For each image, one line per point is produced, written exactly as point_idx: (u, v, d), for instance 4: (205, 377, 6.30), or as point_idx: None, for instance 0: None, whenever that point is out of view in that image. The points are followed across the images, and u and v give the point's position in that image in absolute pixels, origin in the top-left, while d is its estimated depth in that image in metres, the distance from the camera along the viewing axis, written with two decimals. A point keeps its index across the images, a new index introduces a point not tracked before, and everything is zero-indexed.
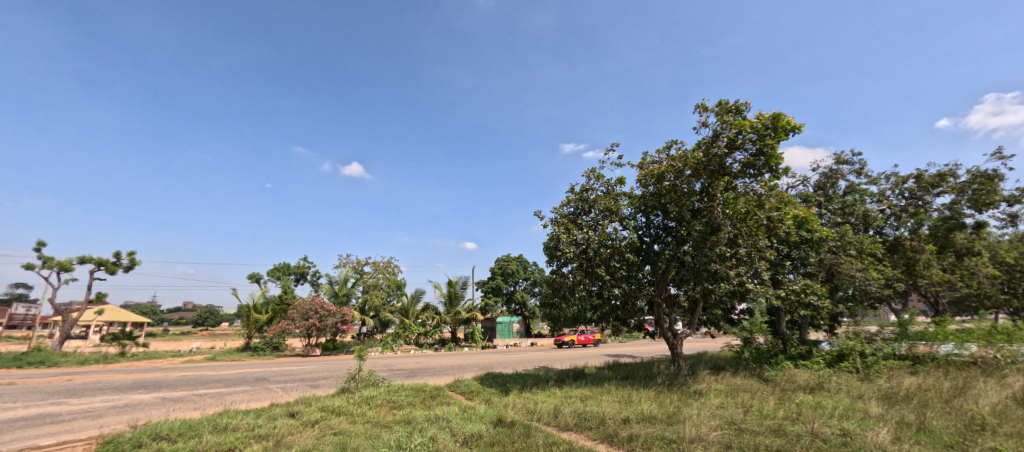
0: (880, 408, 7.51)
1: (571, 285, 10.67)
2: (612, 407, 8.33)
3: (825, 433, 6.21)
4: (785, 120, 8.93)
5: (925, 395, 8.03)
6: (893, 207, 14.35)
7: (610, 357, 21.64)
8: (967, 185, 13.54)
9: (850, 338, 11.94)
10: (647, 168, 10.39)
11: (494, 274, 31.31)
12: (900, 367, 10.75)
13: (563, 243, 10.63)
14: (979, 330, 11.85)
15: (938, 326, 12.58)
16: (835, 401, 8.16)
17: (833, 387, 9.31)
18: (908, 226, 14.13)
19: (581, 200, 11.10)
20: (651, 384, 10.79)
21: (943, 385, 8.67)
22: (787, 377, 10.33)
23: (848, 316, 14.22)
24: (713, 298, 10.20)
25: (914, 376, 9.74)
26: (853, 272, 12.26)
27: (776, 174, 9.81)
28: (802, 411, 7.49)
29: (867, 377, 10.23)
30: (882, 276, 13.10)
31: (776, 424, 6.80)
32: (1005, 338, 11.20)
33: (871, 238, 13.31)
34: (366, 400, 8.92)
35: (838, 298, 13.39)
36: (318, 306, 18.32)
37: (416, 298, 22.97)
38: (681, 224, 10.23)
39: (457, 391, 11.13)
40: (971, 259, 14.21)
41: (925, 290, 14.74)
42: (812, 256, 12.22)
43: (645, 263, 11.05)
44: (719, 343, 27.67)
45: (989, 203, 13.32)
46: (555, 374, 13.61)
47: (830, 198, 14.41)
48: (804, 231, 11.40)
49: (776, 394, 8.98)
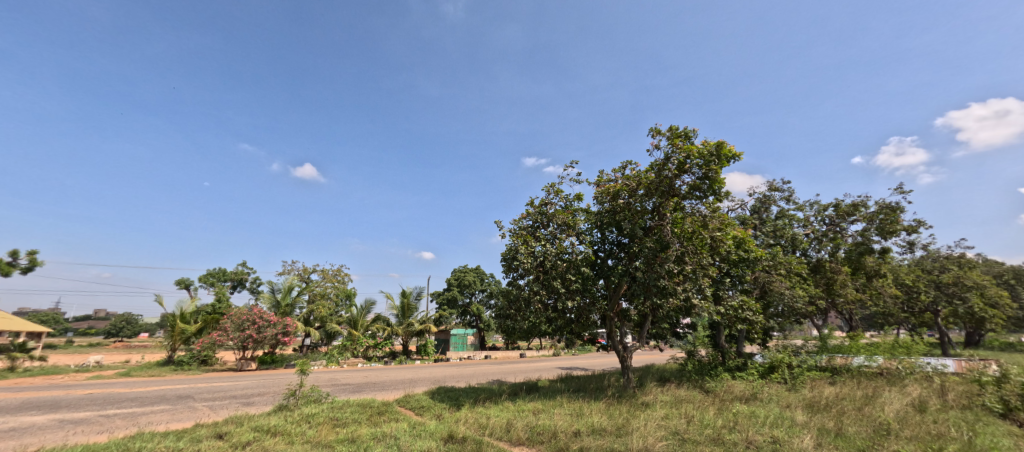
0: (804, 416, 7.90)
1: (527, 297, 10.63)
2: (563, 419, 8.32)
3: (758, 441, 6.57)
4: (728, 148, 9.44)
5: (842, 404, 8.54)
6: (815, 231, 15.47)
7: (563, 370, 21.72)
8: (874, 215, 14.88)
9: (780, 351, 12.59)
10: (603, 186, 10.61)
11: (449, 286, 30.59)
12: (821, 378, 11.53)
13: (521, 255, 10.53)
14: (892, 345, 12.91)
15: (851, 340, 13.70)
16: (766, 410, 8.52)
17: (765, 397, 9.72)
18: (828, 249, 15.24)
19: (540, 214, 11.06)
20: (602, 397, 10.77)
21: (857, 394, 9.28)
22: (725, 388, 10.71)
23: (778, 330, 15.05)
24: (661, 313, 10.51)
25: (832, 386, 10.46)
26: (783, 290, 13.09)
27: (720, 197, 10.26)
28: (738, 420, 7.76)
29: (793, 387, 10.85)
30: (807, 294, 14.02)
31: (715, 433, 7.02)
32: (905, 351, 12.52)
33: (799, 260, 14.26)
34: (307, 418, 8.26)
35: (770, 313, 14.14)
36: (256, 316, 16.89)
37: (366, 309, 21.89)
38: (633, 240, 10.46)
39: (407, 407, 10.60)
40: (879, 281, 15.66)
41: (842, 307, 16.12)
42: (748, 274, 13.00)
43: (599, 277, 11.14)
44: (665, 356, 28.80)
45: (893, 231, 14.67)
46: (508, 388, 13.36)
47: (764, 221, 15.35)
48: (742, 250, 11.98)
49: (715, 404, 9.26)
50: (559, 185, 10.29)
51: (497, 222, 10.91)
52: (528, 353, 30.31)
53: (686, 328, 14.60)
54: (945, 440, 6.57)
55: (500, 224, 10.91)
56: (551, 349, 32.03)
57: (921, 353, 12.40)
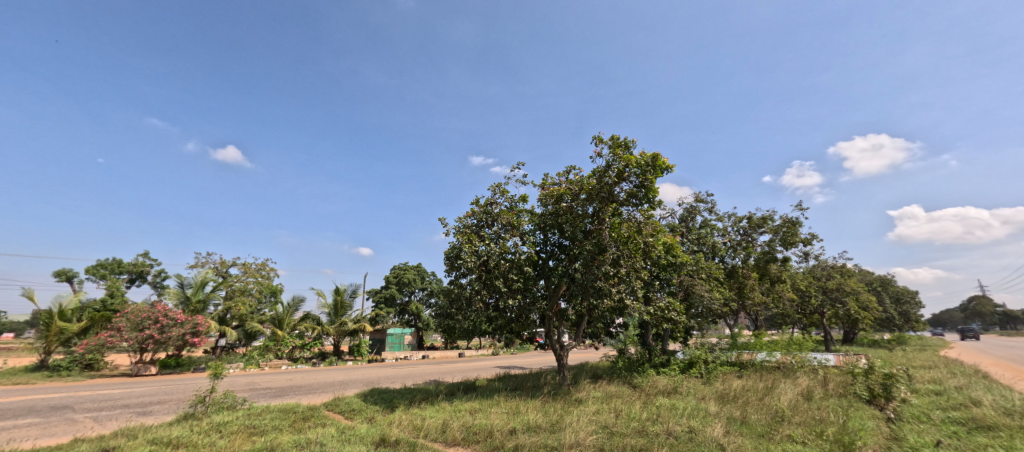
0: (716, 406, 8.58)
1: (469, 297, 10.39)
2: (499, 417, 8.25)
3: (676, 431, 7.23)
4: (663, 161, 9.88)
5: (746, 395, 9.33)
6: (732, 240, 16.64)
7: (501, 369, 21.67)
8: (779, 228, 16.40)
9: (698, 348, 13.66)
10: (548, 189, 10.66)
11: (388, 283, 29.36)
12: (730, 372, 12.52)
13: (465, 253, 10.25)
14: (786, 343, 14.44)
15: (756, 338, 15.06)
16: (685, 402, 9.11)
17: (684, 390, 10.33)
18: (740, 257, 16.56)
19: (485, 213, 10.85)
20: (538, 395, 10.80)
21: (759, 385, 10.16)
22: (651, 383, 11.24)
23: (697, 329, 16.06)
24: (597, 313, 10.76)
25: (739, 379, 11.40)
26: (703, 292, 13.99)
27: (654, 205, 10.71)
28: (660, 412, 8.30)
29: (707, 381, 11.67)
30: (722, 296, 15.11)
31: (640, 425, 7.56)
32: (798, 347, 14.08)
33: (717, 264, 15.32)
34: (217, 427, 7.37)
35: (692, 314, 14.99)
36: (159, 314, 15.03)
37: (294, 307, 20.43)
38: (574, 243, 10.61)
39: (335, 411, 9.88)
40: (780, 285, 17.44)
41: (751, 308, 17.72)
42: (674, 277, 13.78)
43: (540, 277, 11.17)
44: (598, 354, 29.88)
45: (792, 242, 16.27)
46: (445, 388, 13.01)
47: (689, 229, 16.30)
48: (671, 255, 12.63)
49: (641, 398, 9.68)
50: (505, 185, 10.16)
51: (442, 219, 10.56)
52: (467, 352, 29.96)
53: (618, 327, 15.12)
54: (826, 424, 7.38)
55: (444, 221, 10.56)
56: (490, 348, 31.91)
57: (809, 350, 13.98)
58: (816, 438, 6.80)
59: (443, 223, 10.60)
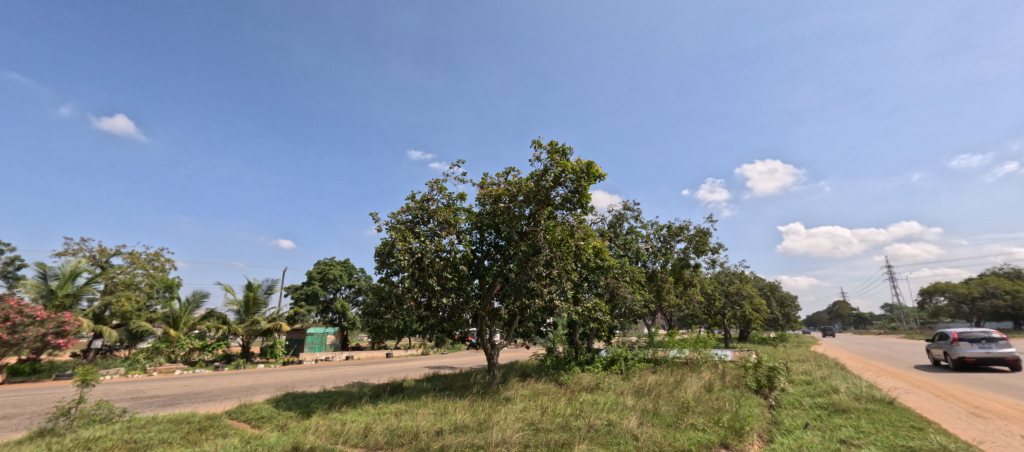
0: (633, 400, 8.99)
1: (399, 295, 9.83)
2: (426, 418, 7.90)
3: (596, 424, 7.38)
4: (597, 169, 10.10)
5: (658, 388, 9.86)
6: (653, 246, 17.48)
7: (430, 369, 21.07)
8: (693, 237, 17.65)
9: (619, 346, 14.37)
10: (486, 188, 10.41)
11: (310, 279, 27.33)
12: (646, 368, 13.23)
13: (397, 250, 9.65)
14: (692, 341, 15.58)
15: (670, 336, 16.12)
16: (605, 397, 9.43)
17: (605, 386, 10.68)
18: (660, 261, 17.54)
19: (421, 209, 10.34)
20: (467, 394, 10.52)
21: (669, 379, 10.82)
22: (575, 380, 11.48)
23: (620, 329, 16.76)
24: (529, 313, 10.74)
25: (653, 374, 12.08)
26: (627, 294, 14.62)
27: (587, 210, 10.92)
28: (583, 407, 8.53)
29: (626, 376, 12.22)
30: (643, 298, 15.93)
31: (564, 420, 7.67)
32: (703, 345, 15.33)
33: (640, 268, 16.09)
34: (85, 444, 6.15)
35: (616, 314, 15.57)
36: (10, 311, 12.49)
37: (194, 304, 18.27)
38: (510, 243, 10.49)
39: (240, 419, 8.80)
40: (691, 289, 18.87)
41: (666, 309, 18.95)
42: (601, 280, 14.25)
43: (474, 276, 10.90)
44: (528, 353, 30.32)
45: (704, 250, 17.64)
46: (369, 390, 12.25)
47: (617, 235, 16.97)
48: (599, 259, 13.02)
49: (566, 395, 9.85)
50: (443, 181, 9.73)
51: (374, 213, 9.86)
52: (394, 352, 28.82)
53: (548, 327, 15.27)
54: (722, 412, 7.95)
55: (376, 215, 9.88)
56: (419, 348, 31.00)
57: (711, 347, 15.25)
58: (713, 425, 7.31)
59: (375, 218, 9.90)
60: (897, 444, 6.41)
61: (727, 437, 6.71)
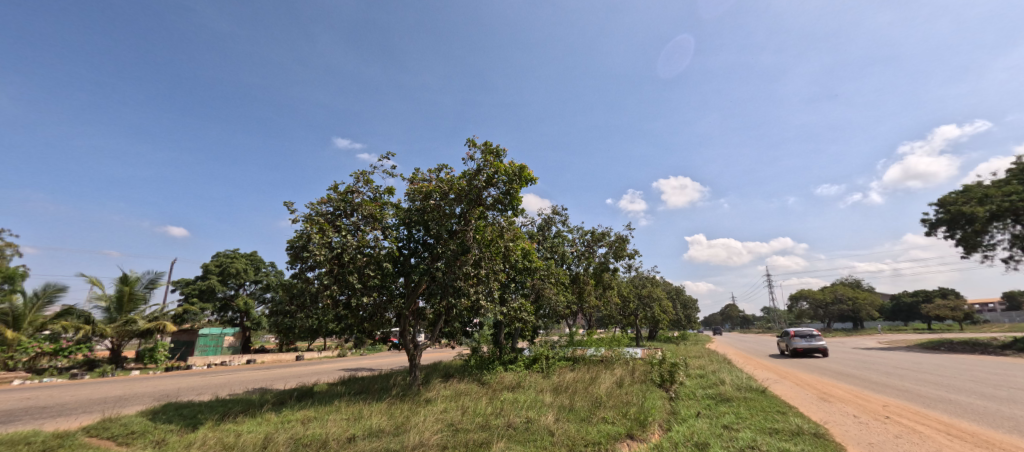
0: (551, 397, 9.00)
1: (314, 292, 8.89)
2: (334, 427, 7.40)
3: (516, 422, 7.20)
4: (528, 173, 10.05)
5: (575, 385, 10.00)
6: (578, 250, 17.90)
7: (345, 372, 19.62)
8: (614, 242, 18.41)
9: (542, 345, 14.48)
10: (416, 184, 9.84)
11: (206, 273, 24.18)
12: (565, 366, 13.48)
13: (314, 244, 8.67)
14: (608, 339, 16.17)
15: (589, 335, 16.60)
16: (526, 395, 9.36)
17: (526, 384, 10.61)
18: (584, 264, 18.02)
19: (343, 201, 9.43)
20: (384, 397, 9.85)
21: (586, 376, 11.07)
22: (498, 379, 11.29)
23: (543, 328, 16.92)
24: (454, 314, 10.34)
25: (572, 371, 12.30)
26: (551, 296, 14.77)
27: (517, 213, 10.80)
28: (504, 406, 8.34)
29: (546, 374, 12.30)
30: (566, 299, 16.23)
31: (484, 419, 7.39)
32: (618, 343, 16.00)
33: (564, 270, 16.39)
34: None
35: (540, 314, 15.69)
36: None
37: (46, 299, 15.23)
38: (438, 242, 10.01)
39: (100, 436, 7.28)
40: (610, 291, 19.67)
41: (587, 310, 19.57)
42: (527, 281, 14.26)
43: (400, 274, 10.25)
44: (451, 353, 29.70)
45: (623, 255, 18.46)
46: (272, 396, 10.97)
47: (544, 238, 17.14)
48: (527, 260, 13.00)
49: (487, 394, 9.60)
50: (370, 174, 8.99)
51: (288, 201, 8.79)
52: (305, 354, 26.54)
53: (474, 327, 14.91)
54: (630, 405, 8.20)
55: (292, 204, 8.83)
56: (334, 350, 28.90)
57: (624, 346, 15.98)
58: (621, 417, 7.49)
59: (290, 207, 8.83)
60: (768, 426, 7.03)
61: (633, 428, 6.90)
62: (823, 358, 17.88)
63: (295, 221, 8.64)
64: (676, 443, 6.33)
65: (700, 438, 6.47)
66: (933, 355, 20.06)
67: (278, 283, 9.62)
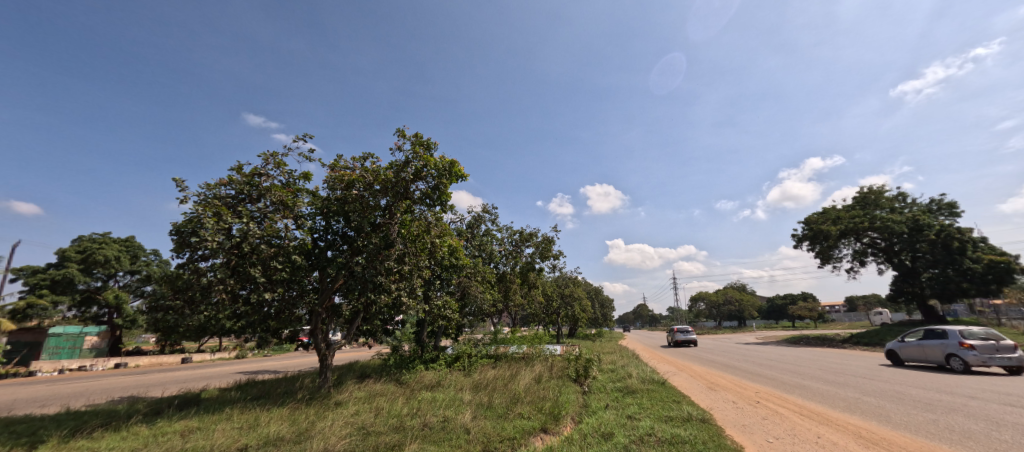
0: (471, 395, 8.61)
1: (206, 286, 7.55)
2: (220, 439, 6.34)
3: (432, 422, 6.67)
4: (459, 169, 9.59)
5: (495, 382, 9.71)
6: (507, 249, 17.75)
7: (243, 375, 17.48)
8: (541, 243, 18.54)
9: (465, 343, 14.00)
10: (336, 171, 8.84)
11: (64, 260, 20.18)
12: (487, 363, 13.18)
13: (207, 230, 7.33)
14: (530, 337, 16.13)
15: (512, 333, 16.46)
16: (445, 394, 8.87)
17: (446, 383, 10.10)
18: (510, 264, 17.89)
19: (248, 185, 8.12)
20: (287, 402, 8.73)
21: (506, 373, 10.84)
22: (417, 378, 10.64)
23: (468, 326, 16.45)
24: (373, 312, 9.49)
25: (494, 369, 12.03)
26: (477, 294, 14.36)
27: (446, 209, 10.25)
28: (421, 406, 7.78)
29: (468, 372, 11.90)
30: (491, 297, 15.92)
31: (398, 421, 6.78)
32: (540, 340, 16.08)
33: (491, 268, 16.07)
34: None
35: (465, 312, 15.21)
36: None
37: None
38: (359, 235, 9.10)
39: None
40: (534, 290, 19.78)
41: (512, 308, 19.47)
42: (453, 278, 13.72)
43: (313, 268, 9.16)
44: (369, 353, 28.07)
45: (549, 255, 18.65)
46: (143, 405, 9.23)
47: (473, 236, 16.71)
48: (453, 257, 12.48)
49: (404, 394, 8.94)
50: (284, 156, 7.80)
51: (177, 179, 7.16)
52: (195, 356, 23.31)
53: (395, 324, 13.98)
54: (545, 400, 8.07)
55: (181, 182, 7.21)
56: (232, 351, 25.80)
57: (545, 343, 16.07)
58: (537, 412, 7.32)
59: (179, 185, 7.19)
60: (663, 414, 7.28)
61: (546, 421, 6.76)
62: (718, 354, 19.73)
63: (184, 203, 7.11)
64: (584, 433, 6.27)
65: (607, 428, 6.49)
66: (798, 349, 23.14)
67: (160, 274, 7.83)
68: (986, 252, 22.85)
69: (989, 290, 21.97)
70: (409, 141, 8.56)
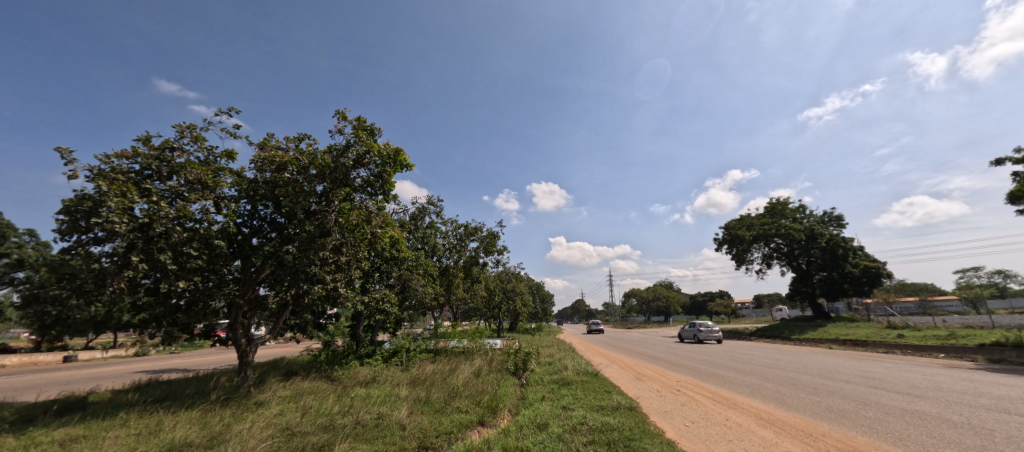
0: (408, 390, 8.14)
1: (102, 274, 6.32)
2: (110, 448, 5.37)
3: (364, 420, 6.13)
4: (405, 158, 9.03)
5: (433, 376, 9.30)
6: (450, 243, 17.26)
7: (143, 375, 15.37)
8: (485, 237, 18.24)
9: (403, 337, 13.33)
10: (266, 151, 7.87)
11: None
12: (426, 358, 12.68)
13: (105, 210, 6.11)
14: (471, 330, 15.75)
15: (453, 327, 15.96)
16: (381, 390, 8.30)
17: (382, 379, 9.50)
18: (453, 257, 17.38)
19: (156, 159, 6.87)
20: (197, 404, 7.66)
21: (445, 367, 10.42)
22: (350, 375, 9.94)
23: (407, 321, 15.72)
24: (304, 306, 8.64)
25: (433, 363, 11.55)
26: (419, 288, 13.75)
27: (388, 198, 9.58)
28: (353, 403, 7.16)
29: (405, 367, 11.34)
30: (433, 290, 15.35)
31: (328, 419, 6.17)
32: (482, 334, 15.80)
33: (434, 262, 15.52)
34: None
35: (405, 306, 14.51)
36: None
37: None
38: (290, 222, 8.17)
39: None
40: (476, 284, 19.46)
41: (453, 302, 18.96)
42: (392, 271, 13.01)
43: (235, 257, 8.08)
44: (298, 349, 26.16)
45: (493, 250, 18.41)
46: (9, 412, 7.68)
47: (416, 227, 16.01)
48: (395, 249, 11.78)
49: (336, 391, 8.26)
50: (204, 130, 6.75)
51: (61, 147, 5.71)
52: (82, 355, 20.21)
53: (328, 317, 12.91)
54: (483, 393, 7.81)
55: (67, 152, 5.76)
56: (131, 348, 22.74)
57: (486, 337, 15.76)
58: (474, 405, 7.04)
59: (63, 156, 5.75)
60: (596, 404, 7.31)
61: (484, 415, 6.49)
62: (649, 348, 20.65)
63: (74, 179, 5.77)
64: (521, 425, 6.08)
65: (542, 419, 6.36)
66: None
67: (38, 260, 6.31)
68: (863, 259, 26.31)
69: (863, 291, 25.44)
70: (351, 125, 7.85)
